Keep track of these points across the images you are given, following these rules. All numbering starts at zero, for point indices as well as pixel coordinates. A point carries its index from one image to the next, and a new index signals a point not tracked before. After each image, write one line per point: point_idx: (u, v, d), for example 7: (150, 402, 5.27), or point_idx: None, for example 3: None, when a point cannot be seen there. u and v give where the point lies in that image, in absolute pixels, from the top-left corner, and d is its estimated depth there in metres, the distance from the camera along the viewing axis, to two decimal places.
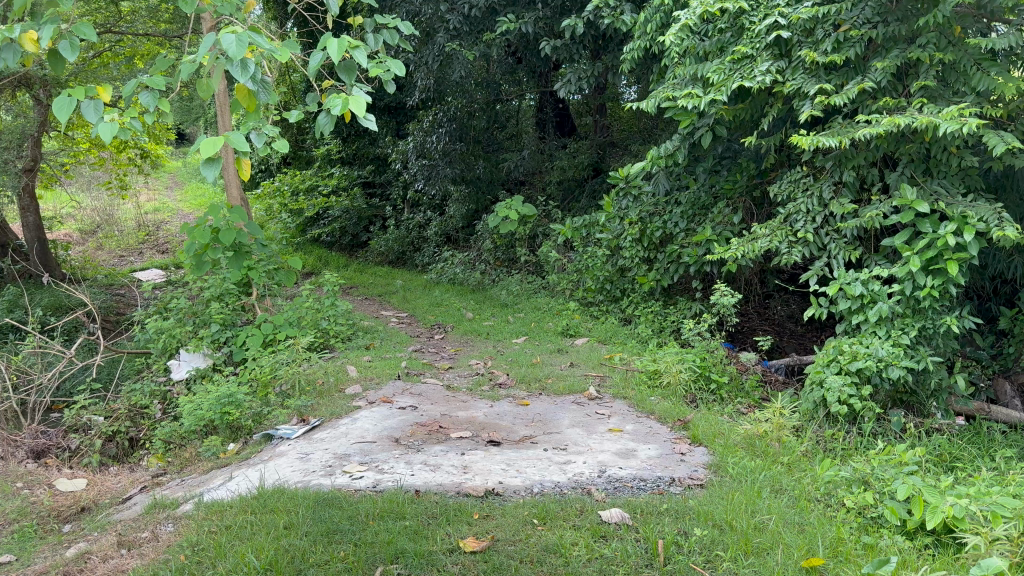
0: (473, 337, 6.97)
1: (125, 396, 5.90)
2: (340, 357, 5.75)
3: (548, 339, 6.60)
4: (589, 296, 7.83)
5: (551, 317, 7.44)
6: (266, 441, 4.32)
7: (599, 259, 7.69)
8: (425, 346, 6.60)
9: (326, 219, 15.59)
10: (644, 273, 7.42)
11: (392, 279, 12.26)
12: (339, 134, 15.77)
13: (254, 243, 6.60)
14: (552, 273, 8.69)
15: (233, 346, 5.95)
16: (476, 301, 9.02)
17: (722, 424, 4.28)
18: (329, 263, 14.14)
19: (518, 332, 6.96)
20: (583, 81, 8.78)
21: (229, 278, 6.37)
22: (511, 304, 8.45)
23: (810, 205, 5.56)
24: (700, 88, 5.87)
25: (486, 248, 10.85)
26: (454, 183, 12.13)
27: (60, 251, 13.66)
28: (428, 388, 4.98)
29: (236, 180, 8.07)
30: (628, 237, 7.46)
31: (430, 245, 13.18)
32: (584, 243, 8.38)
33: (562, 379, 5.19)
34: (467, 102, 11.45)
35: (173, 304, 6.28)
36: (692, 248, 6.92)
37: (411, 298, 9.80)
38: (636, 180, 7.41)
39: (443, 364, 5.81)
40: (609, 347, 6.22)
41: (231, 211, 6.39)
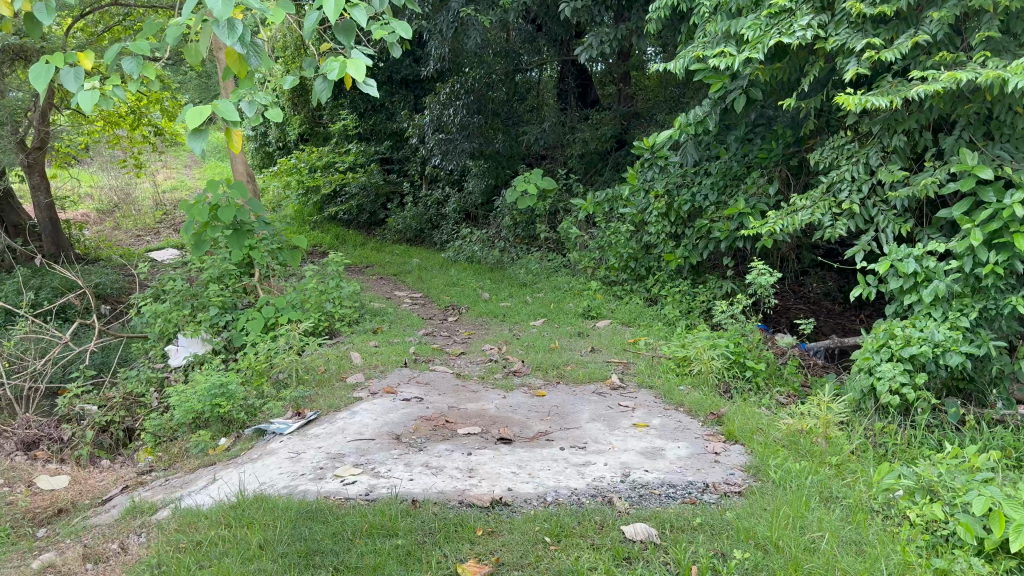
0: (488, 320, 6.57)
1: (121, 383, 5.60)
2: (346, 343, 5.38)
3: (570, 322, 6.17)
4: (612, 274, 7.38)
5: (572, 297, 7.01)
6: (257, 437, 3.97)
7: (623, 235, 7.24)
8: (437, 329, 6.22)
9: (343, 196, 15.24)
10: (670, 250, 6.96)
11: (409, 257, 11.89)
12: (355, 109, 15.35)
13: (256, 221, 6.23)
14: (573, 250, 8.25)
15: (233, 331, 5.62)
16: (494, 280, 8.61)
17: (761, 419, 3.85)
18: (346, 241, 13.81)
19: (536, 313, 6.55)
20: (605, 45, 8.25)
21: (229, 258, 6.02)
22: (531, 284, 8.03)
23: (855, 173, 5.05)
24: (733, 47, 5.36)
25: (506, 225, 10.42)
26: (472, 158, 11.69)
27: (74, 231, 13.44)
28: (437, 377, 4.59)
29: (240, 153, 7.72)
30: (654, 211, 6.98)
31: (448, 222, 12.78)
32: (607, 218, 7.91)
33: (582, 366, 4.78)
34: (485, 73, 10.97)
35: (170, 286, 5.93)
36: (723, 222, 6.44)
37: (428, 277, 9.42)
38: (662, 150, 6.92)
39: (454, 349, 5.43)
40: (635, 330, 5.78)
41: (231, 186, 6.03)
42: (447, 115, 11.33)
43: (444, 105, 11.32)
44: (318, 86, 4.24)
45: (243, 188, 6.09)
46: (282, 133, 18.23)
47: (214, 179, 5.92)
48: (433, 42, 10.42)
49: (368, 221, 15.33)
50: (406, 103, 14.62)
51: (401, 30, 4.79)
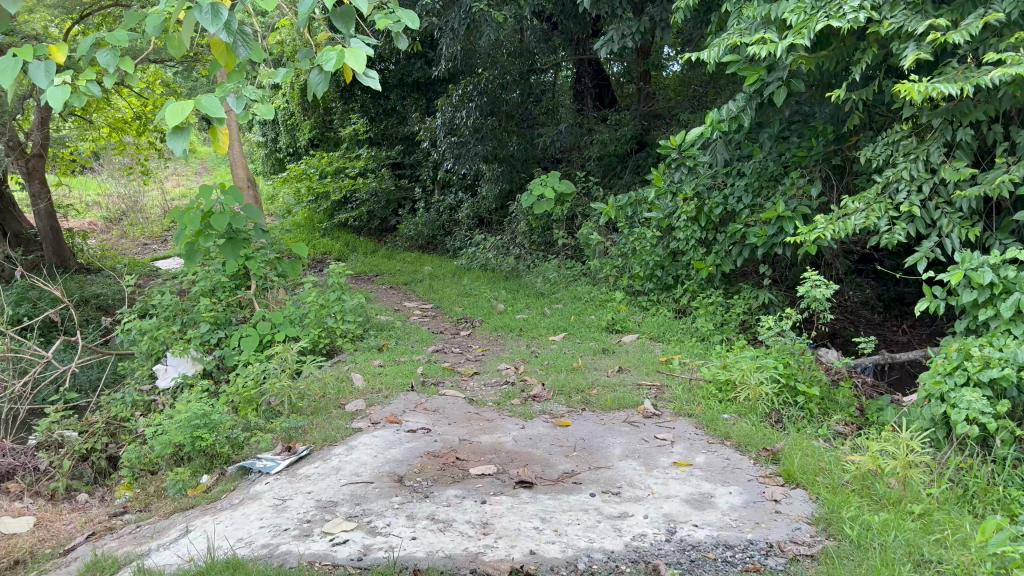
0: (504, 334, 6.07)
1: (105, 406, 5.14)
2: (347, 363, 4.90)
3: (593, 337, 5.62)
4: (637, 284, 6.85)
5: (595, 309, 6.49)
6: (242, 476, 3.48)
7: (649, 242, 6.72)
8: (449, 345, 5.72)
9: (354, 203, 14.79)
10: (701, 258, 6.42)
11: (421, 265, 11.41)
12: (366, 113, 14.93)
13: (253, 230, 5.76)
14: (593, 257, 7.73)
15: (225, 350, 5.15)
16: (509, 290, 8.11)
17: (824, 459, 3.33)
18: (356, 249, 13.36)
19: (556, 326, 6.03)
20: (627, 39, 7.72)
21: (223, 270, 5.55)
22: (549, 294, 7.52)
23: (914, 171, 4.51)
24: (774, 33, 4.83)
25: (521, 231, 9.93)
26: (485, 162, 11.15)
27: (78, 239, 13.07)
28: (448, 403, 4.09)
29: (242, 157, 7.37)
30: (683, 215, 6.46)
31: (461, 229, 12.31)
32: (630, 223, 7.38)
33: (609, 390, 4.25)
34: (499, 73, 10.48)
35: (157, 301, 5.45)
36: (760, 227, 5.90)
37: (440, 286, 8.93)
38: (691, 149, 6.38)
39: (467, 369, 4.92)
40: (665, 346, 5.25)
41: (225, 193, 5.56)
42: (459, 118, 10.83)
43: (457, 108, 10.80)
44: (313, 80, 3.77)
45: (238, 195, 5.62)
46: (291, 139, 17.84)
47: (206, 184, 5.45)
48: (444, 41, 9.94)
49: (379, 227, 14.88)
50: (418, 106, 14.16)
51: (408, 19, 4.35)
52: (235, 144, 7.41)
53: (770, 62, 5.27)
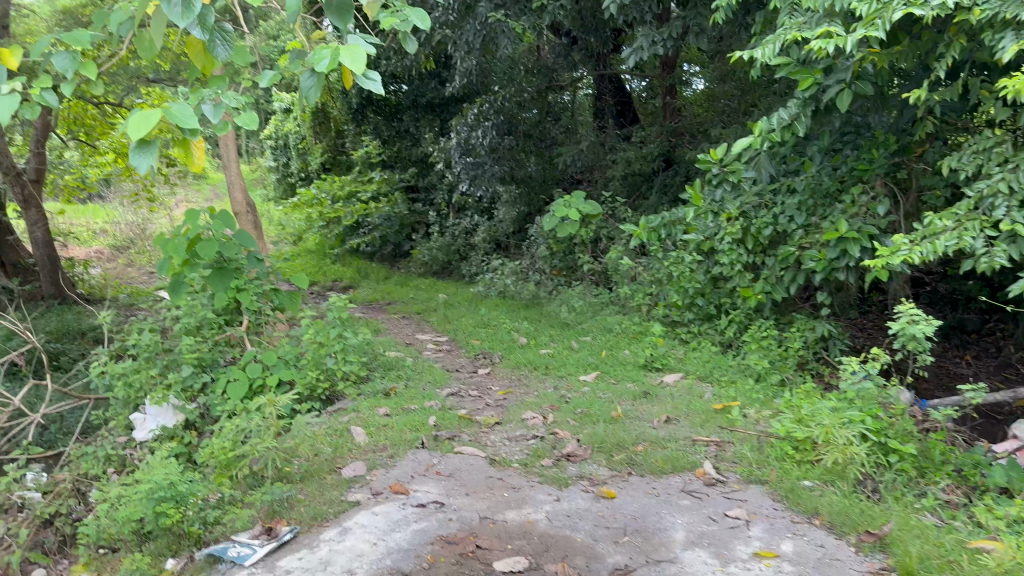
0: (528, 372, 5.38)
1: (75, 461, 4.50)
2: (349, 412, 4.24)
3: (632, 378, 4.92)
4: (675, 313, 6.17)
5: (629, 343, 5.80)
6: (209, 566, 2.78)
7: (687, 267, 6.05)
8: (465, 387, 5.05)
9: (366, 227, 14.13)
10: (747, 285, 5.74)
11: (436, 292, 10.77)
12: (378, 135, 14.43)
13: (245, 258, 5.12)
14: (623, 283, 7.05)
15: (212, 396, 4.51)
16: (532, 319, 7.43)
17: (945, 545, 2.62)
18: (368, 276, 12.75)
19: (588, 363, 5.34)
20: (657, 47, 7.05)
21: (212, 303, 4.90)
22: (577, 325, 6.83)
23: (1014, 182, 3.83)
24: (841, 26, 4.18)
25: (542, 256, 9.29)
26: (503, 183, 10.52)
27: (80, 269, 12.51)
28: (464, 466, 3.41)
29: (238, 180, 6.85)
30: (726, 237, 5.79)
31: (478, 253, 11.69)
32: (664, 246, 6.71)
33: (659, 446, 3.56)
34: (517, 90, 9.91)
35: (134, 340, 4.79)
36: (818, 249, 5.23)
37: (457, 316, 8.27)
38: (734, 164, 5.73)
39: (488, 418, 4.24)
40: (716, 389, 4.54)
41: (213, 218, 4.94)
42: (475, 137, 10.25)
43: (472, 127, 10.19)
44: (304, 81, 3.28)
45: (229, 220, 5.00)
46: (303, 163, 17.33)
47: (192, 209, 4.85)
48: (459, 56, 9.37)
49: (392, 252, 14.26)
50: (432, 127, 13.60)
51: (416, 18, 3.78)
52: (230, 167, 6.88)
53: (827, 63, 4.66)
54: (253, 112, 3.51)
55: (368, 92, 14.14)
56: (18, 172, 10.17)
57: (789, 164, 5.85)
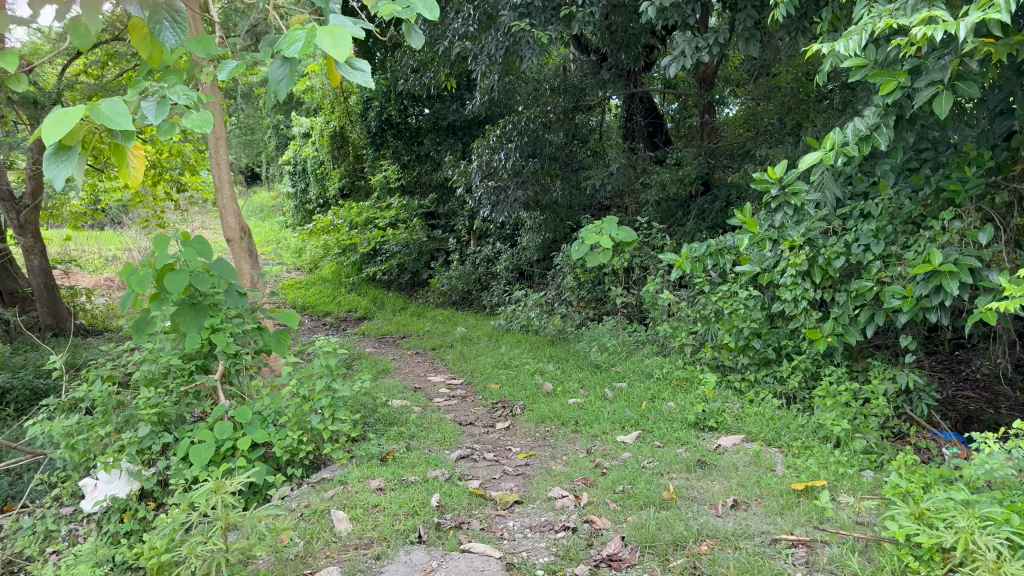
0: (554, 427, 4.55)
1: (10, 538, 3.72)
2: (336, 485, 3.46)
3: (684, 441, 4.07)
4: (725, 356, 5.32)
5: (673, 393, 4.95)
6: None
7: (741, 303, 5.21)
8: (480, 447, 4.23)
9: (383, 255, 13.39)
10: (814, 325, 4.89)
11: (454, 325, 9.99)
12: (397, 159, 13.87)
13: (223, 293, 4.36)
14: (662, 319, 6.22)
15: (174, 459, 3.74)
16: (559, 359, 6.60)
17: None
18: (383, 306, 12.01)
19: (629, 419, 4.50)
20: (701, 54, 6.26)
21: (184, 345, 4.15)
22: (611, 369, 5.98)
23: None
24: (946, 9, 3.38)
25: (568, 287, 8.48)
26: (526, 209, 9.73)
27: (84, 299, 11.86)
28: (472, 574, 2.58)
29: (232, 205, 6.09)
30: (788, 270, 4.96)
31: (500, 283, 10.93)
32: (710, 278, 5.88)
33: (730, 548, 2.71)
34: (542, 110, 9.20)
35: (87, 391, 4.03)
36: (903, 284, 4.39)
37: (476, 354, 7.45)
38: (797, 185, 4.93)
39: (506, 492, 3.42)
40: (788, 459, 3.67)
41: (185, 245, 4.18)
42: (497, 160, 9.51)
43: (495, 150, 9.53)
44: (273, 70, 2.49)
45: (205, 248, 4.23)
46: (321, 189, 16.73)
47: (161, 235, 4.09)
48: (481, 72, 8.66)
49: (410, 281, 13.51)
50: (453, 151, 12.90)
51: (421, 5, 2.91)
52: (225, 190, 6.10)
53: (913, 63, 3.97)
54: (208, 112, 2.81)
55: (387, 113, 13.60)
56: (14, 197, 9.58)
57: (858, 185, 5.03)
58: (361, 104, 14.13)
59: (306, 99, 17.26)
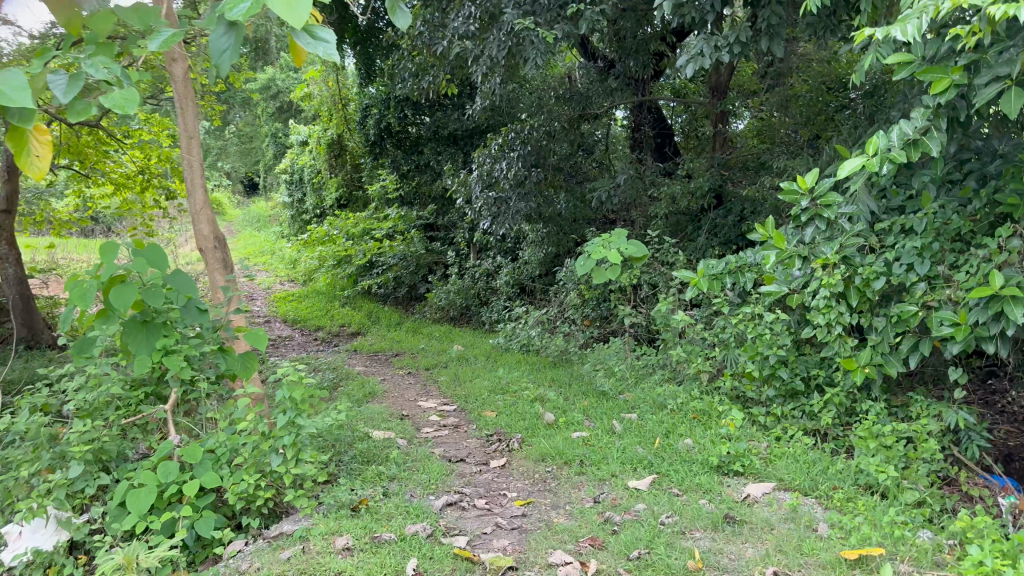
0: (557, 466, 4.00)
1: None
2: (296, 545, 2.91)
3: (708, 489, 3.51)
4: (746, 386, 4.78)
5: (691, 428, 4.40)
6: None
7: (766, 328, 4.67)
8: (470, 491, 3.67)
9: (379, 267, 12.87)
10: (848, 354, 4.35)
11: (450, 343, 9.45)
12: (396, 169, 13.37)
13: (180, 309, 3.84)
14: (675, 342, 5.67)
15: (110, 506, 3.18)
16: (562, 385, 6.05)
17: None
18: (378, 321, 11.47)
19: (642, 459, 3.94)
20: (721, 53, 5.75)
21: (134, 368, 3.62)
22: (618, 396, 5.43)
23: None
24: None
25: (572, 305, 7.95)
26: (528, 222, 9.20)
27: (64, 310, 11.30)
28: None
29: (205, 211, 5.55)
30: (820, 292, 4.43)
31: (500, 298, 10.40)
32: (730, 298, 5.34)
33: None
34: (546, 118, 8.72)
35: (16, 423, 3.48)
36: (955, 310, 3.85)
37: (473, 376, 6.90)
38: (829, 196, 4.41)
39: (500, 555, 2.87)
40: (831, 516, 3.12)
41: (136, 254, 3.66)
42: (498, 170, 8.98)
43: (496, 159, 9.04)
44: (215, 39, 1.91)
45: (158, 257, 3.71)
46: (318, 199, 16.22)
47: (107, 242, 3.58)
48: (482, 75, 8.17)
49: (406, 295, 12.98)
50: (454, 161, 12.39)
51: None
52: (199, 196, 5.57)
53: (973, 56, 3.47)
54: (134, 89, 2.28)
55: (386, 121, 13.11)
56: None
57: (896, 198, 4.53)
58: (360, 111, 13.64)
59: (305, 107, 16.78)
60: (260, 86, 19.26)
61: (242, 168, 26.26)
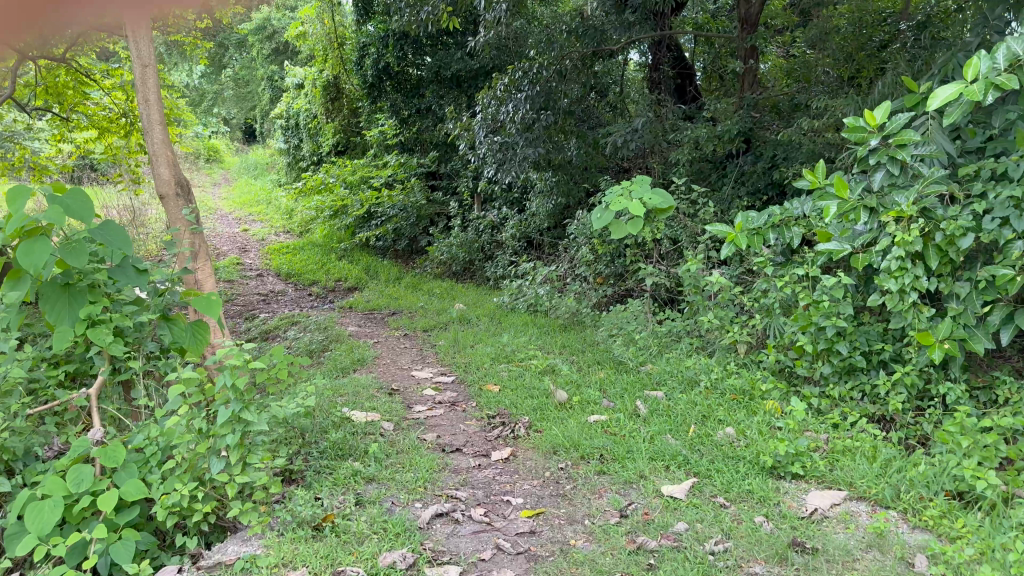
0: (573, 462, 3.30)
1: None
2: None
3: (763, 498, 2.82)
4: (794, 361, 4.05)
5: (732, 412, 3.69)
6: None
7: (820, 294, 3.92)
8: (466, 495, 2.97)
9: (377, 218, 12.12)
10: (924, 327, 3.61)
11: (451, 300, 8.73)
12: (395, 113, 12.47)
13: (113, 269, 3.11)
14: (705, 307, 4.93)
15: (7, 523, 2.49)
16: (575, 353, 5.34)
17: None
18: (376, 276, 10.76)
19: (675, 454, 3.23)
20: None
21: (53, 346, 2.91)
22: (640, 368, 4.72)
23: None
24: None
25: (583, 261, 7.22)
26: (537, 169, 8.40)
27: None
28: None
29: (164, 152, 4.77)
30: (891, 252, 3.66)
31: (505, 253, 9.64)
32: (772, 257, 4.58)
33: None
34: (556, 56, 7.74)
35: None
36: None
37: (474, 341, 6.18)
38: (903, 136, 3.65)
39: None
40: (931, 545, 2.42)
41: (50, 202, 2.89)
42: (503, 113, 8.15)
43: (501, 101, 8.19)
44: None
45: (79, 206, 2.95)
46: (314, 145, 15.37)
47: (14, 189, 2.78)
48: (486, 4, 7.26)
49: (407, 248, 12.23)
50: (457, 105, 11.50)
51: None
52: (155, 134, 4.78)
53: None
54: None
55: (384, 62, 12.17)
56: None
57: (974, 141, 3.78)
58: (356, 51, 12.66)
59: (299, 47, 15.77)
60: (254, 25, 18.19)
61: (238, 112, 25.27)
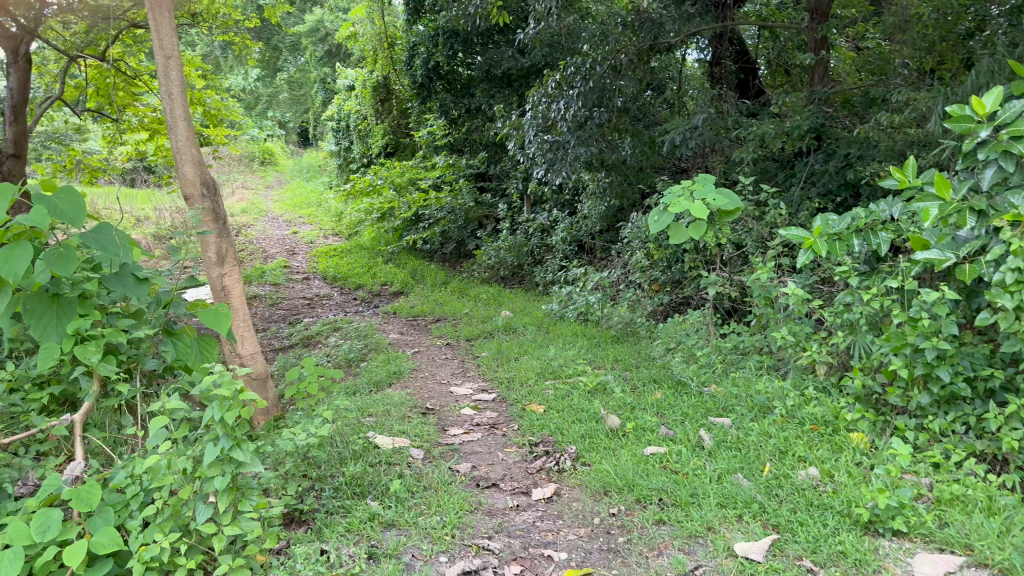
0: (628, 507, 2.83)
1: None
2: None
3: (859, 563, 2.32)
4: (883, 388, 3.51)
5: (813, 447, 3.17)
6: None
7: (916, 311, 3.37)
8: (501, 545, 2.54)
9: (425, 221, 11.81)
10: None
11: (498, 307, 8.33)
12: (445, 113, 12.12)
13: (110, 277, 2.75)
14: (776, 321, 4.40)
15: None
16: (630, 369, 4.85)
17: None
18: (422, 280, 10.43)
19: (748, 500, 2.74)
20: None
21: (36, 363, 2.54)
22: (702, 389, 4.21)
23: None
24: None
25: (637, 267, 6.72)
26: (589, 169, 7.92)
27: None
28: None
29: (189, 148, 4.18)
30: (1005, 263, 3.09)
31: (556, 257, 9.19)
32: (855, 267, 4.02)
33: None
34: (609, 50, 7.20)
35: None
36: None
37: (520, 353, 5.74)
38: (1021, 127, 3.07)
39: None
40: None
41: (38, 201, 2.55)
42: (554, 111, 7.70)
43: (552, 98, 7.72)
44: None
45: (72, 207, 2.60)
46: (364, 147, 15.15)
47: None
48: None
49: (454, 252, 11.89)
50: (507, 104, 11.08)
51: None
52: (180, 130, 4.18)
53: None
54: None
55: (434, 61, 11.84)
56: None
57: None
58: (406, 50, 12.35)
59: (350, 48, 15.58)
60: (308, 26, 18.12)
61: (293, 116, 25.35)
